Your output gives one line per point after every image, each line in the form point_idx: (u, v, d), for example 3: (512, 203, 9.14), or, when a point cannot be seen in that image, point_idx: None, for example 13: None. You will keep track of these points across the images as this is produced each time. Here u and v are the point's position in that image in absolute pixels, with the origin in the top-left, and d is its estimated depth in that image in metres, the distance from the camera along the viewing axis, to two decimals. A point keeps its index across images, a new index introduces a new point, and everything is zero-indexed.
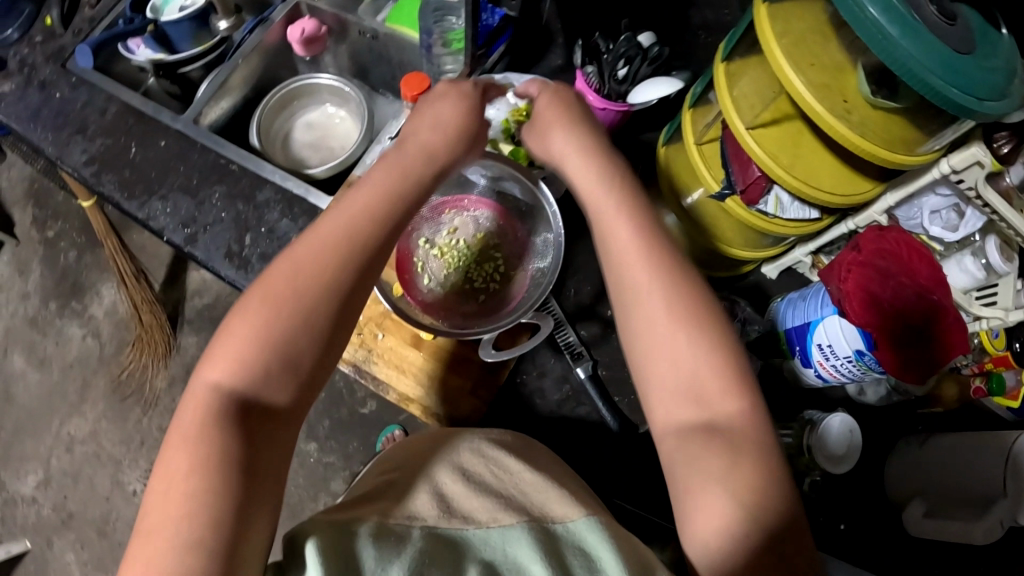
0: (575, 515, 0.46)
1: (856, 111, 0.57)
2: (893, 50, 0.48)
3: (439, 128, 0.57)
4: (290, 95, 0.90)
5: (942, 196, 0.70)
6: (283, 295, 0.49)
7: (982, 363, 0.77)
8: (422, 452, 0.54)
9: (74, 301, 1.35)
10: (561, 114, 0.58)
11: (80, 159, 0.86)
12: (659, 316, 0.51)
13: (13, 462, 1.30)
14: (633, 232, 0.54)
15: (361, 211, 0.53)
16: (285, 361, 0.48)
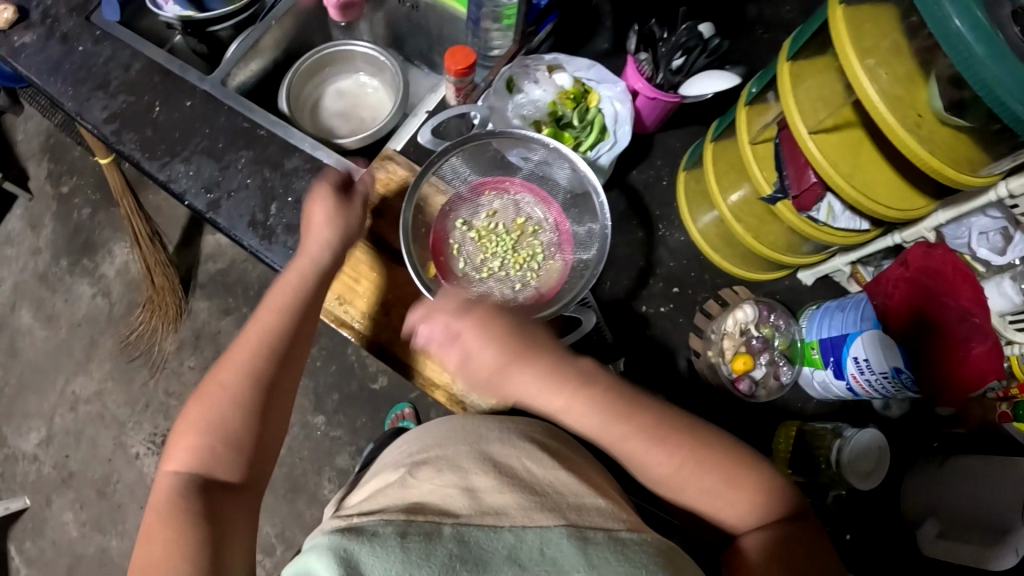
0: (619, 527, 0.41)
1: (926, 124, 0.54)
2: (976, 67, 0.44)
3: (318, 244, 0.64)
4: (322, 61, 0.86)
5: (990, 218, 0.64)
6: (214, 389, 0.57)
7: (1009, 389, 0.72)
8: (449, 439, 0.50)
9: (85, 260, 1.33)
10: (491, 327, 0.51)
11: (101, 116, 0.83)
12: (636, 444, 0.51)
13: (16, 417, 1.28)
14: (578, 395, 0.51)
15: (274, 309, 0.61)
16: (227, 438, 0.55)
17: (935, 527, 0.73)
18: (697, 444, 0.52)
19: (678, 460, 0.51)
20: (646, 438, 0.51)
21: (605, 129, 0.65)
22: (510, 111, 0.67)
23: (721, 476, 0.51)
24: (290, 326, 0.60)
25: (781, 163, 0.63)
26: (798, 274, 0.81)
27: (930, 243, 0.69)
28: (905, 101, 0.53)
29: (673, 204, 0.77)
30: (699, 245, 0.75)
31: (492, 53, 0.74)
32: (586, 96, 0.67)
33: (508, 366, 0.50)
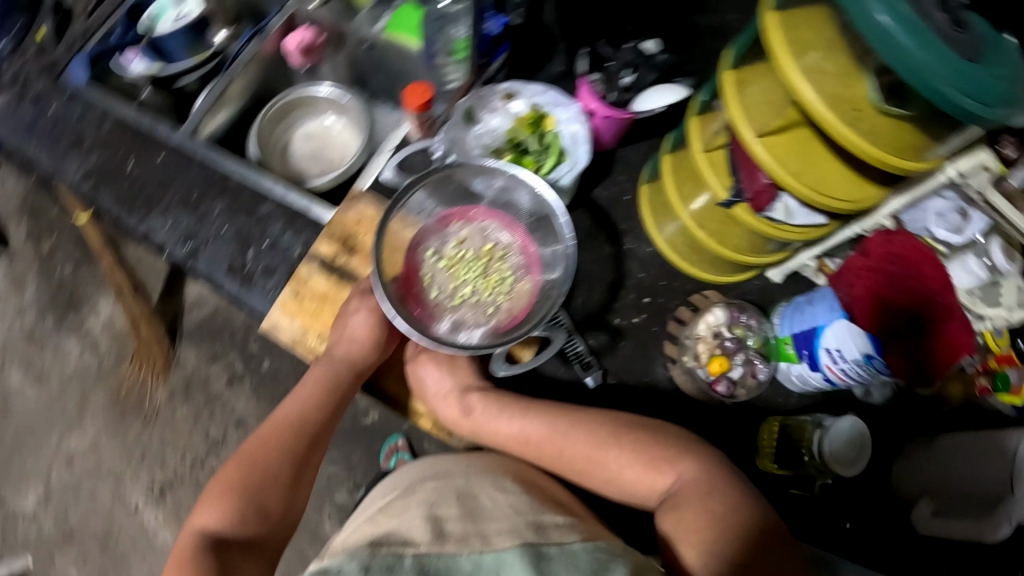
0: (572, 539, 0.44)
1: (867, 119, 0.56)
2: (907, 59, 0.47)
3: (352, 346, 0.69)
4: (289, 105, 0.89)
5: (946, 200, 0.68)
6: (250, 457, 0.61)
7: (986, 362, 0.75)
8: (422, 477, 0.54)
9: (71, 315, 1.34)
10: (447, 373, 0.71)
11: (77, 174, 0.86)
12: (573, 446, 0.63)
13: (15, 476, 1.29)
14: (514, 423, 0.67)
15: (308, 397, 0.67)
16: (252, 503, 0.59)
17: (929, 506, 0.74)
18: (621, 436, 0.62)
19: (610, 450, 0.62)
20: (580, 433, 0.64)
21: (563, 150, 0.68)
22: (469, 141, 0.70)
23: (650, 461, 0.60)
24: (323, 417, 0.66)
25: (735, 168, 0.65)
26: (767, 274, 0.83)
27: (887, 231, 0.67)
28: (843, 98, 0.55)
29: (637, 217, 0.82)
30: (665, 254, 0.80)
31: (447, 87, 0.76)
32: (544, 119, 0.69)
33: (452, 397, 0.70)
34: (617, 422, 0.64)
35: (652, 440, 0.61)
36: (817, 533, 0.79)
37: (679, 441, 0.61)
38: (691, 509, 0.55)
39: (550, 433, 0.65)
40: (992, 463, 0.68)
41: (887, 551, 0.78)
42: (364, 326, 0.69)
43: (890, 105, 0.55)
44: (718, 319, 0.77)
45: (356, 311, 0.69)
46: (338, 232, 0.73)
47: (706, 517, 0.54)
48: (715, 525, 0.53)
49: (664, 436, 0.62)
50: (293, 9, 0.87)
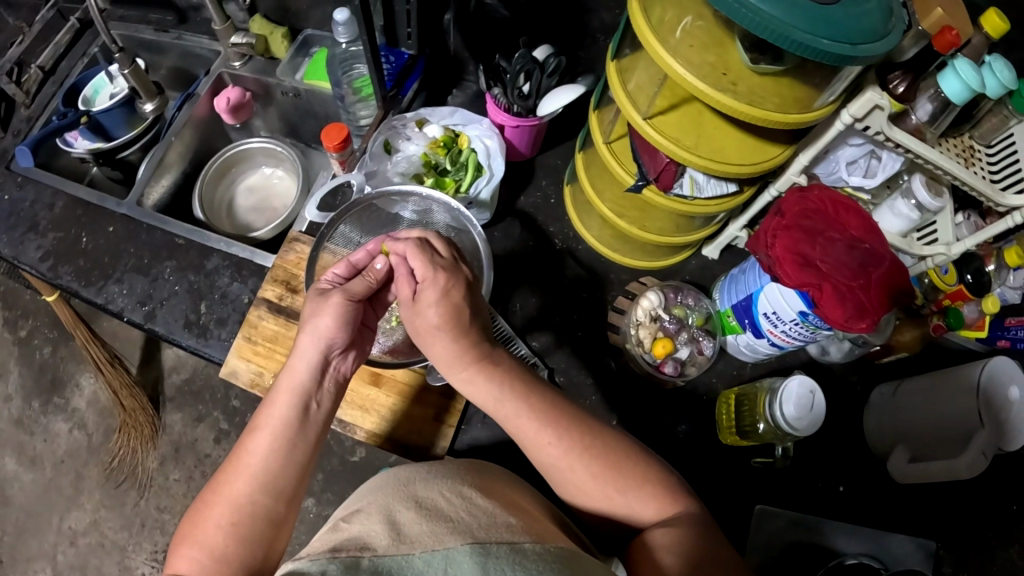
0: (522, 539, 0.42)
1: (741, 81, 0.60)
2: (759, 18, 0.51)
3: (303, 340, 0.58)
4: (227, 163, 0.93)
5: (855, 146, 0.72)
6: (201, 509, 0.52)
7: (941, 300, 0.76)
8: (379, 487, 0.52)
9: (55, 397, 1.37)
10: (443, 319, 0.57)
11: (36, 256, 0.87)
12: (559, 452, 0.53)
13: (20, 563, 1.29)
14: (496, 390, 0.56)
15: (252, 424, 0.56)
16: (213, 553, 0.50)
17: (905, 454, 0.76)
18: (618, 466, 0.53)
19: (594, 472, 0.53)
20: (561, 450, 0.53)
21: (480, 164, 0.74)
22: (389, 171, 0.76)
23: (640, 492, 0.52)
24: (281, 431, 0.55)
25: (637, 154, 0.69)
26: (703, 252, 0.87)
27: (801, 187, 0.72)
28: (716, 66, 0.60)
29: (566, 218, 0.88)
30: (598, 249, 0.86)
31: (361, 124, 0.85)
32: (457, 139, 0.75)
33: (436, 337, 0.57)
34: (616, 444, 0.54)
35: (652, 478, 0.53)
36: (810, 500, 0.79)
37: (673, 479, 0.54)
38: (671, 531, 0.50)
39: (541, 426, 0.54)
40: (962, 397, 0.70)
41: (877, 511, 0.79)
42: (312, 310, 0.59)
43: (761, 64, 0.60)
44: (654, 304, 0.81)
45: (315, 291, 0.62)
46: (281, 276, 0.77)
47: (696, 552, 0.48)
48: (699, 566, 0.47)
49: (664, 471, 0.55)
50: (218, 71, 0.91)
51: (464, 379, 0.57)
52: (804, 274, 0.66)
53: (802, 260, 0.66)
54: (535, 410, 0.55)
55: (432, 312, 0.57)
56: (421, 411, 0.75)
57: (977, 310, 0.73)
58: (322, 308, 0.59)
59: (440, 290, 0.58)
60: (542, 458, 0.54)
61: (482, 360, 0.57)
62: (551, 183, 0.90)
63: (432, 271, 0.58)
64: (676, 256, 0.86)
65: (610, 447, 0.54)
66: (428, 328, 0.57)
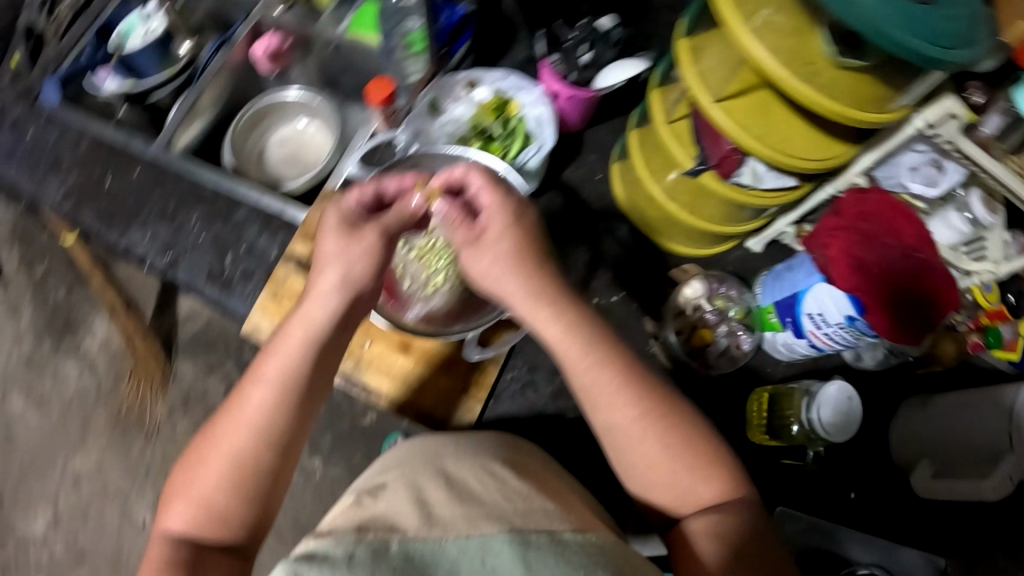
0: (563, 527, 0.39)
1: (821, 72, 0.56)
2: (848, 4, 0.48)
3: (321, 279, 0.53)
4: (261, 112, 0.91)
5: (919, 152, 0.68)
6: (203, 465, 0.52)
7: (978, 318, 0.75)
8: (402, 463, 0.49)
9: (67, 337, 1.36)
10: (513, 253, 0.50)
11: (58, 194, 0.86)
12: (632, 416, 0.49)
13: (22, 503, 1.31)
14: (580, 341, 0.50)
15: (260, 379, 0.53)
16: (210, 505, 0.51)
17: (930, 468, 0.73)
18: (687, 441, 0.50)
19: (668, 443, 0.50)
20: (638, 412, 0.50)
21: (529, 133, 0.72)
22: (435, 131, 0.75)
23: (702, 472, 0.50)
24: (289, 396, 0.53)
25: (700, 137, 0.67)
26: (747, 244, 0.83)
27: (863, 188, 0.70)
28: (797, 54, 0.56)
29: (610, 195, 0.85)
30: (642, 231, 0.82)
31: (409, 80, 0.82)
32: (508, 104, 0.73)
33: (506, 279, 0.50)
34: (688, 416, 0.51)
35: (712, 457, 0.50)
36: (822, 504, 0.78)
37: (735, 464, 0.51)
38: (719, 519, 0.48)
39: (620, 387, 0.50)
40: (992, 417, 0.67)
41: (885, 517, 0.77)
42: (338, 236, 0.54)
43: (845, 56, 0.56)
44: (696, 293, 0.79)
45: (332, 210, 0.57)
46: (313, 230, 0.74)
47: (739, 541, 0.47)
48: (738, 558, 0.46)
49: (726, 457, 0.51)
50: (258, 15, 0.87)
51: (537, 320, 0.51)
52: (857, 280, 0.64)
53: (857, 265, 0.64)
54: (619, 364, 0.50)
55: (502, 245, 0.51)
56: (447, 383, 0.73)
57: (1013, 331, 0.73)
58: (348, 245, 0.54)
59: (511, 217, 0.51)
60: (609, 425, 0.50)
61: (561, 307, 0.50)
62: (599, 158, 0.86)
63: (499, 197, 0.52)
64: (722, 245, 0.82)
65: (678, 416, 0.50)
66: (498, 266, 0.50)
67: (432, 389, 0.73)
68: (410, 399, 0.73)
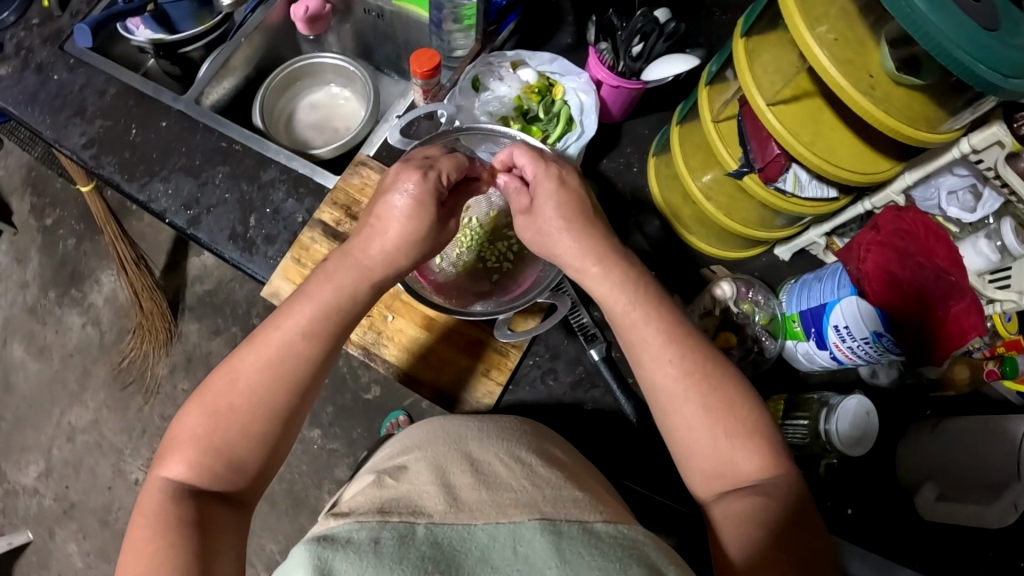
0: (594, 517, 0.38)
1: (879, 86, 0.55)
2: (917, 20, 0.45)
3: (388, 239, 0.57)
4: (294, 74, 0.92)
5: (958, 176, 0.65)
6: (223, 406, 0.49)
7: (994, 346, 0.71)
8: (423, 442, 0.48)
9: (73, 289, 1.35)
10: (562, 211, 0.57)
11: (79, 142, 0.83)
12: (677, 377, 0.50)
13: (15, 452, 1.29)
14: (627, 296, 0.54)
15: (302, 322, 0.52)
16: (217, 445, 0.48)
17: (934, 490, 0.70)
18: (730, 408, 0.49)
19: (709, 407, 0.49)
20: (680, 370, 0.51)
21: (572, 119, 0.73)
22: (476, 108, 0.76)
23: (745, 441, 0.49)
24: (327, 344, 0.53)
25: (745, 138, 0.66)
26: (775, 250, 0.82)
27: (897, 208, 0.67)
28: (856, 66, 0.55)
29: (644, 188, 0.84)
30: (673, 227, 0.82)
31: (454, 54, 0.83)
32: (552, 88, 0.75)
33: (562, 237, 0.57)
34: (734, 386, 0.51)
35: (759, 431, 0.49)
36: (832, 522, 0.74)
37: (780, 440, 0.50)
38: (759, 502, 0.47)
39: (664, 343, 0.52)
40: (992, 446, 0.65)
41: (893, 537, 0.74)
42: (412, 199, 0.57)
43: (903, 74, 0.55)
44: (726, 295, 0.77)
45: (406, 169, 0.59)
46: (342, 199, 0.75)
47: (775, 523, 0.45)
48: (776, 544, 0.44)
49: (773, 430, 0.50)
50: None
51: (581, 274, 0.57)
52: (886, 295, 0.64)
53: (886, 280, 0.64)
54: (665, 324, 0.52)
55: (550, 206, 0.58)
56: (468, 363, 0.72)
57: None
58: (420, 213, 0.57)
59: (557, 183, 0.59)
60: (656, 384, 0.51)
61: (615, 268, 0.55)
62: (636, 152, 0.85)
63: (545, 166, 0.60)
64: (749, 248, 0.81)
65: (721, 380, 0.50)
66: (549, 225, 0.58)
67: (453, 366, 0.72)
68: (428, 373, 0.72)
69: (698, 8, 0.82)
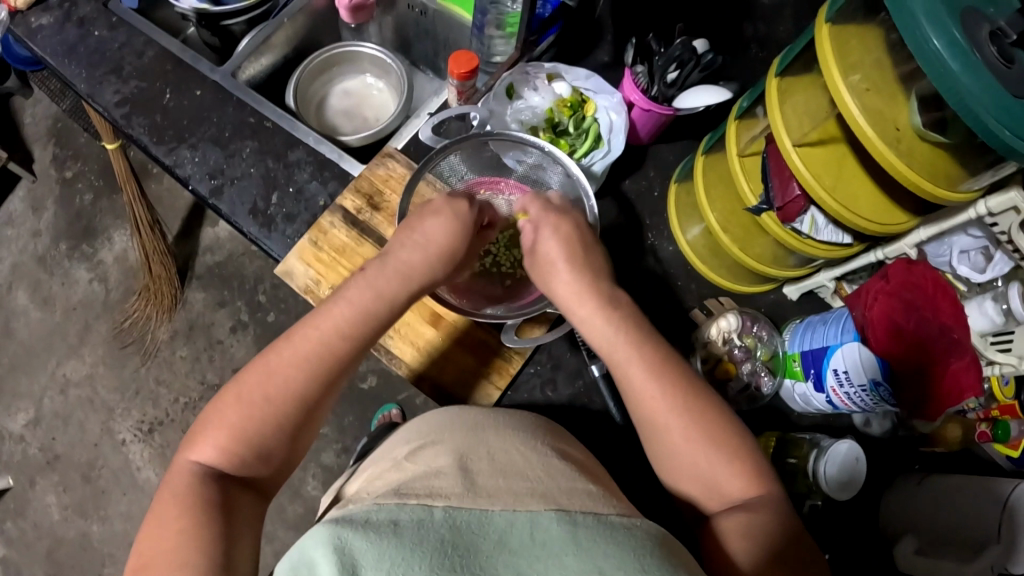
0: (608, 510, 0.39)
1: (904, 140, 0.56)
2: (948, 80, 0.45)
3: (425, 250, 0.60)
4: (331, 60, 0.93)
5: (972, 237, 0.65)
6: (255, 400, 0.51)
7: (988, 410, 0.72)
8: (445, 427, 0.48)
9: (85, 244, 1.36)
10: (564, 253, 0.60)
11: (112, 100, 0.84)
12: (659, 410, 0.52)
13: (6, 397, 1.29)
14: (612, 326, 0.56)
15: (344, 322, 0.55)
16: (242, 434, 0.51)
17: (912, 544, 0.69)
18: (713, 434, 0.52)
19: (688, 434, 0.51)
20: (663, 404, 0.52)
21: (600, 136, 0.74)
22: (508, 115, 0.78)
23: (728, 457, 0.51)
24: (359, 347, 0.56)
25: (767, 175, 0.68)
26: (784, 289, 0.82)
27: (910, 260, 0.67)
28: (884, 117, 0.56)
29: (664, 215, 0.85)
30: (686, 256, 0.83)
31: (493, 60, 0.84)
32: (584, 104, 0.76)
33: (563, 270, 0.59)
34: (714, 411, 0.53)
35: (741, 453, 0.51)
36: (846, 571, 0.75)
37: (766, 462, 0.52)
38: (751, 516, 0.49)
39: (645, 375, 0.54)
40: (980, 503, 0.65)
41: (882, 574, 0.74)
42: (443, 215, 0.61)
43: (929, 130, 0.56)
44: (730, 326, 0.77)
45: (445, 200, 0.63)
46: (365, 187, 0.77)
47: (767, 538, 0.48)
48: (771, 560, 0.47)
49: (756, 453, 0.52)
50: None
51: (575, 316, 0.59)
52: (891, 344, 0.66)
53: (894, 331, 0.66)
54: (649, 358, 0.54)
55: (559, 248, 0.60)
56: (474, 366, 0.73)
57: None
58: (449, 226, 0.61)
59: (554, 232, 0.61)
60: (643, 416, 0.54)
61: (610, 306, 0.57)
62: (659, 175, 0.86)
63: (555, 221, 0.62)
64: (757, 284, 0.82)
65: (699, 406, 0.52)
66: (552, 263, 0.60)
67: (455, 365, 0.73)
68: (429, 369, 0.73)
69: (735, 42, 0.83)
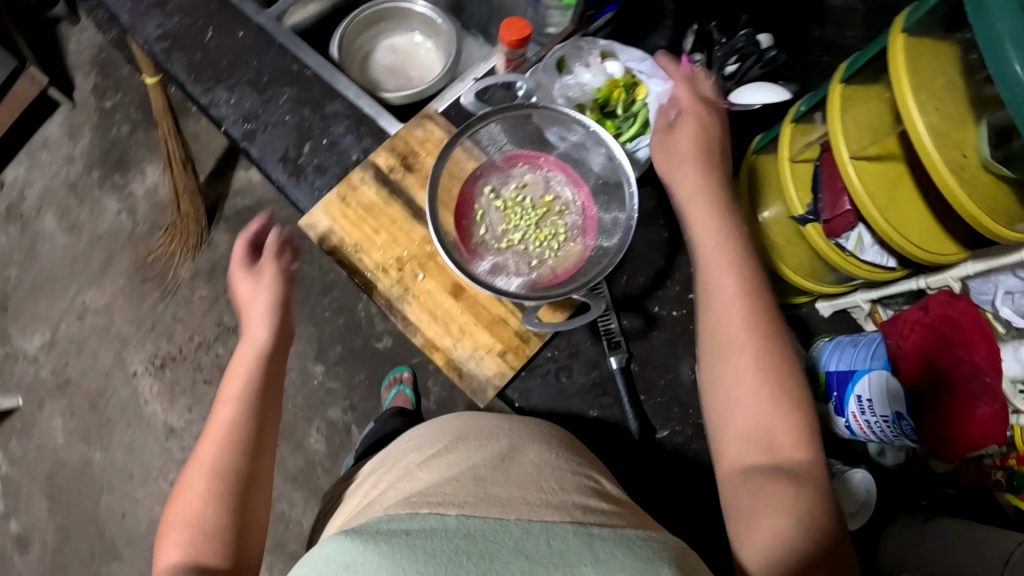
0: (624, 525, 0.39)
1: (969, 168, 0.53)
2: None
3: (263, 311, 0.61)
4: (379, 14, 0.92)
5: (1018, 278, 0.60)
6: (183, 508, 0.51)
7: (1007, 457, 0.67)
8: (466, 435, 0.48)
9: (117, 175, 1.36)
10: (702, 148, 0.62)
11: (153, 33, 0.82)
12: (747, 366, 0.52)
13: (25, 317, 1.31)
14: (722, 244, 0.57)
15: (237, 385, 0.57)
16: (194, 524, 0.50)
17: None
18: (789, 401, 0.51)
19: (766, 394, 0.51)
20: (751, 361, 0.52)
21: (648, 122, 0.72)
22: (556, 89, 0.75)
23: (783, 407, 0.50)
24: (260, 402, 0.57)
25: (818, 186, 0.65)
26: (817, 304, 0.79)
27: (952, 293, 0.63)
28: (951, 141, 0.53)
29: None
30: None
31: (546, 31, 0.83)
32: (636, 88, 0.73)
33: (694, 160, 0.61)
34: (797, 383, 0.52)
35: (798, 412, 0.50)
36: None
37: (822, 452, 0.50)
38: (789, 492, 0.47)
39: (742, 325, 0.53)
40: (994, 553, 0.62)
41: None
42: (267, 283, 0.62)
43: (996, 161, 0.53)
44: None
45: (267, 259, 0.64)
46: (399, 148, 0.77)
47: (809, 514, 0.45)
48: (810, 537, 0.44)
49: (817, 427, 0.51)
50: None
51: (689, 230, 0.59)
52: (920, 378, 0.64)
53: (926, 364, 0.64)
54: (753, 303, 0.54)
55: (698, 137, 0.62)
56: (491, 342, 0.72)
57: None
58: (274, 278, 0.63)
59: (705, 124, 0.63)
60: (723, 375, 0.53)
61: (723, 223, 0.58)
62: None
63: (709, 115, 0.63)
64: (788, 294, 0.79)
65: (785, 372, 0.52)
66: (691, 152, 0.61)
67: (474, 339, 0.72)
68: (447, 340, 0.72)
69: (799, 42, 0.79)
